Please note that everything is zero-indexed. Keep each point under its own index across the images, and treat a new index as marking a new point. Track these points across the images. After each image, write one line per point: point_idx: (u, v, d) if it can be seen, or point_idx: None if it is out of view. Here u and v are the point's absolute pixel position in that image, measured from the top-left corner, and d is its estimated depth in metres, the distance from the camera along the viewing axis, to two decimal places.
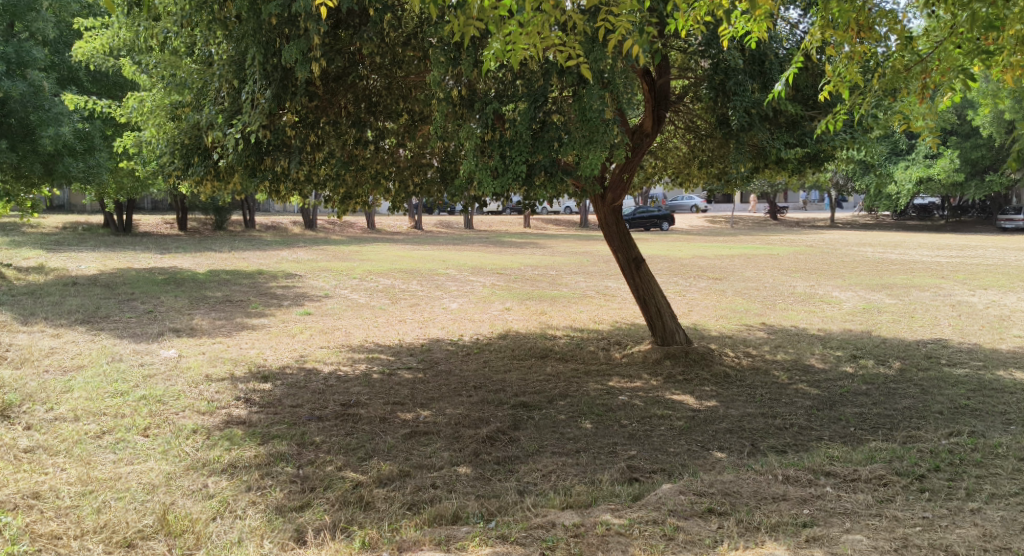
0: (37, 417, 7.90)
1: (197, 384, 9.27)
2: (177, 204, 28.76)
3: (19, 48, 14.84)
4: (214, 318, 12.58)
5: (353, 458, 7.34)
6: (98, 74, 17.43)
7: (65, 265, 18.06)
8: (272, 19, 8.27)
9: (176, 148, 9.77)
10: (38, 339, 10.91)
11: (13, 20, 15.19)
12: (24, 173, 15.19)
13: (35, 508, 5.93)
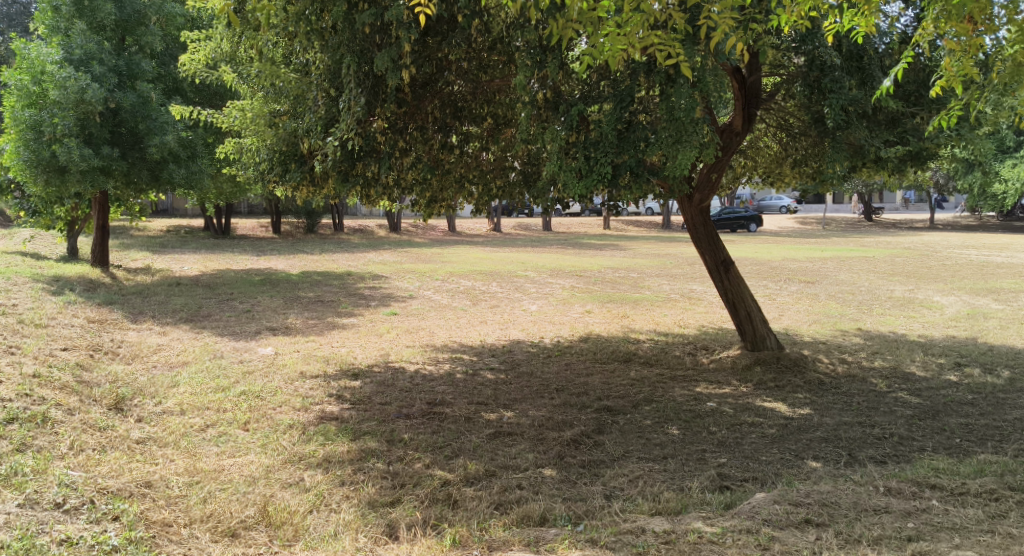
0: (148, 410, 8.30)
1: (293, 381, 9.56)
2: (271, 208, 29.75)
3: (130, 61, 15.81)
4: (307, 318, 12.94)
5: (441, 457, 7.43)
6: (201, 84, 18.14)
7: (169, 266, 18.96)
8: (365, 27, 8.61)
9: (274, 155, 10.26)
10: (146, 337, 11.45)
11: (123, 35, 16.25)
12: (132, 180, 15.92)
13: (147, 495, 6.21)
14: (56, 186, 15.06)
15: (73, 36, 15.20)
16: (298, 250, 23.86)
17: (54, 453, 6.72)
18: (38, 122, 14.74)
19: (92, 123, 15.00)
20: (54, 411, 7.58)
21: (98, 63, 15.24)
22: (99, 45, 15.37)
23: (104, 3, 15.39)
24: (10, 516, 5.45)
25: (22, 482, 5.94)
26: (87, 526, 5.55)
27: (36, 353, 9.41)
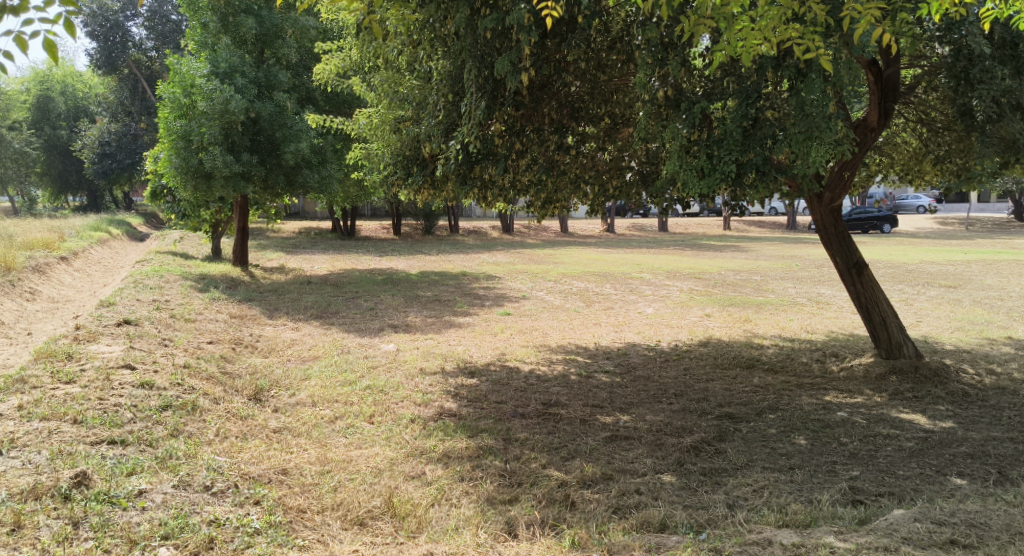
0: (283, 401, 8.75)
1: (413, 377, 9.75)
2: (392, 211, 30.57)
3: (268, 73, 16.64)
4: (426, 316, 13.19)
5: (557, 458, 7.41)
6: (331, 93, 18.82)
7: (300, 265, 19.71)
8: (487, 32, 8.77)
9: (399, 160, 10.61)
10: (281, 331, 11.98)
11: (263, 48, 17.10)
12: (270, 186, 16.72)
13: (284, 482, 6.61)
14: (203, 191, 15.93)
15: (218, 51, 16.12)
16: (417, 250, 24.39)
17: (202, 439, 7.27)
18: (187, 131, 15.62)
19: (234, 131, 15.83)
20: (202, 400, 8.17)
21: (240, 75, 16.11)
22: (241, 58, 16.24)
23: (245, 19, 16.29)
24: (166, 496, 6.02)
25: (176, 466, 6.52)
26: (233, 508, 6.09)
27: (185, 345, 10.15)
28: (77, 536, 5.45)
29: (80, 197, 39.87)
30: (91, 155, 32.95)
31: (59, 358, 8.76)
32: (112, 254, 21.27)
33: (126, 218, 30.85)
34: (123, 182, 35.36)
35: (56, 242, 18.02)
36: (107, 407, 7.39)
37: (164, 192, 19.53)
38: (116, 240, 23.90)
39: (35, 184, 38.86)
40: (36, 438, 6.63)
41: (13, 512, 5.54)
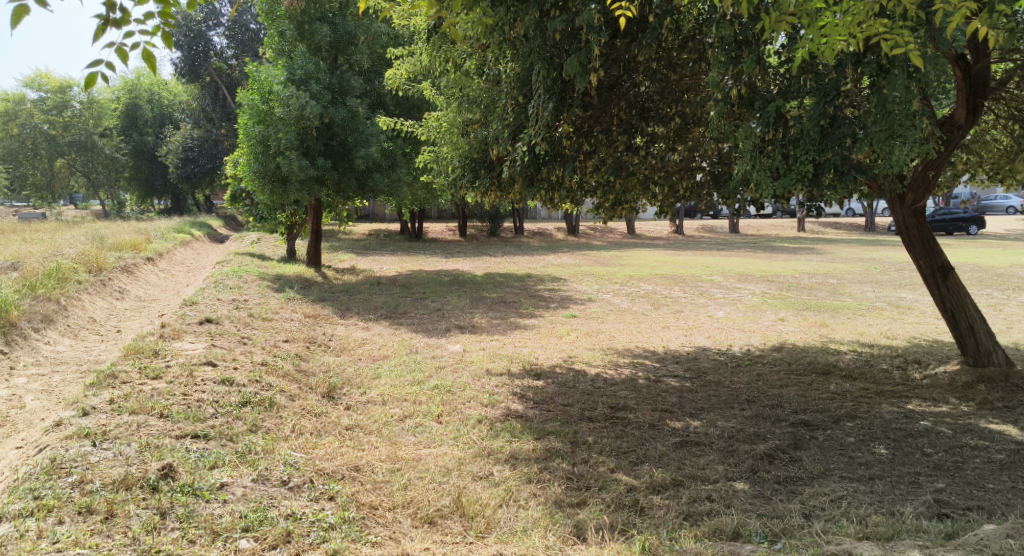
0: (355, 399, 8.93)
1: (480, 377, 9.76)
2: (458, 212, 30.73)
3: (342, 79, 16.93)
4: (492, 317, 13.22)
5: (626, 462, 7.35)
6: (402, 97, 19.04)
7: (370, 266, 19.97)
8: (556, 34, 8.73)
9: (467, 162, 10.67)
10: (352, 331, 12.17)
11: (336, 54, 17.37)
12: (342, 190, 16.90)
13: (356, 479, 6.95)
14: (280, 195, 16.35)
15: (295, 59, 16.46)
16: (483, 252, 24.47)
17: (279, 434, 7.64)
18: (265, 137, 15.96)
19: (309, 136, 16.14)
20: (278, 397, 8.52)
21: (315, 81, 16.35)
22: (316, 65, 16.56)
23: (320, 27, 16.61)
24: (245, 489, 6.40)
25: (255, 460, 6.92)
26: (309, 503, 6.41)
27: (262, 343, 10.39)
28: (165, 525, 5.81)
29: (167, 200, 40.63)
30: (174, 161, 33.03)
31: (146, 355, 9.13)
32: (193, 255, 21.90)
33: (206, 220, 31.77)
34: (205, 186, 35.56)
35: (142, 243, 18.77)
36: (190, 403, 7.78)
37: (244, 196, 20.27)
38: (196, 241, 24.55)
39: (126, 190, 39.57)
40: (125, 431, 7.01)
41: (106, 502, 5.92)
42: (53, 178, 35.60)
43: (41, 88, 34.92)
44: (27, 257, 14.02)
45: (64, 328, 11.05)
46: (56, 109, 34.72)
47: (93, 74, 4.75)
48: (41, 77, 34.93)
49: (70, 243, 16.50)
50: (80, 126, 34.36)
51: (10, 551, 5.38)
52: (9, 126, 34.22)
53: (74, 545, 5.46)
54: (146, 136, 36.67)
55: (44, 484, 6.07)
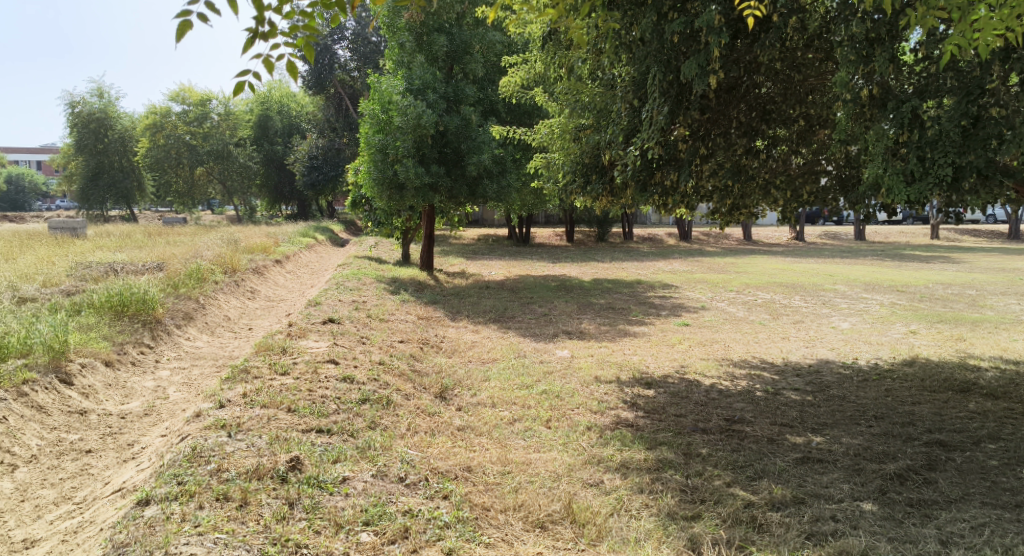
0: (465, 400, 9.01)
1: (588, 384, 9.64)
2: (567, 218, 30.62)
3: (456, 88, 17.21)
4: (600, 323, 13.06)
5: (743, 477, 7.16)
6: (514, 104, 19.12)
7: (480, 271, 20.14)
8: (674, 36, 8.59)
9: (578, 168, 10.59)
10: (462, 333, 12.29)
11: (452, 64, 17.67)
12: (455, 196, 17.10)
13: (469, 479, 7.14)
14: (396, 201, 16.81)
15: (413, 69, 16.85)
16: (591, 257, 24.27)
17: (396, 432, 7.81)
18: (384, 145, 16.48)
19: (425, 144, 16.51)
20: (394, 395, 8.65)
21: (433, 90, 16.74)
22: (433, 75, 16.92)
23: (438, 38, 17.05)
24: (365, 484, 6.71)
25: (374, 456, 7.18)
26: (424, 501, 6.68)
27: (379, 343, 10.60)
28: (292, 515, 6.21)
29: (292, 206, 41.98)
30: (300, 169, 34.40)
31: (275, 352, 9.56)
32: (316, 257, 22.67)
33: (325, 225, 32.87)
34: (329, 194, 36.68)
35: (271, 246, 19.64)
36: (315, 398, 8.11)
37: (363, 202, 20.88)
38: (319, 245, 25.39)
39: (254, 197, 41.33)
40: (257, 423, 7.45)
41: (240, 490, 6.37)
42: (194, 186, 38.10)
43: (185, 102, 36.57)
44: (168, 259, 15.02)
45: (202, 326, 11.63)
46: (197, 121, 36.56)
47: (243, 82, 5.31)
48: (184, 91, 36.64)
49: (206, 246, 17.57)
50: (218, 136, 36.04)
51: (157, 532, 5.89)
52: (156, 137, 35.53)
53: (212, 530, 5.91)
54: (276, 146, 38.56)
55: (186, 470, 6.56)
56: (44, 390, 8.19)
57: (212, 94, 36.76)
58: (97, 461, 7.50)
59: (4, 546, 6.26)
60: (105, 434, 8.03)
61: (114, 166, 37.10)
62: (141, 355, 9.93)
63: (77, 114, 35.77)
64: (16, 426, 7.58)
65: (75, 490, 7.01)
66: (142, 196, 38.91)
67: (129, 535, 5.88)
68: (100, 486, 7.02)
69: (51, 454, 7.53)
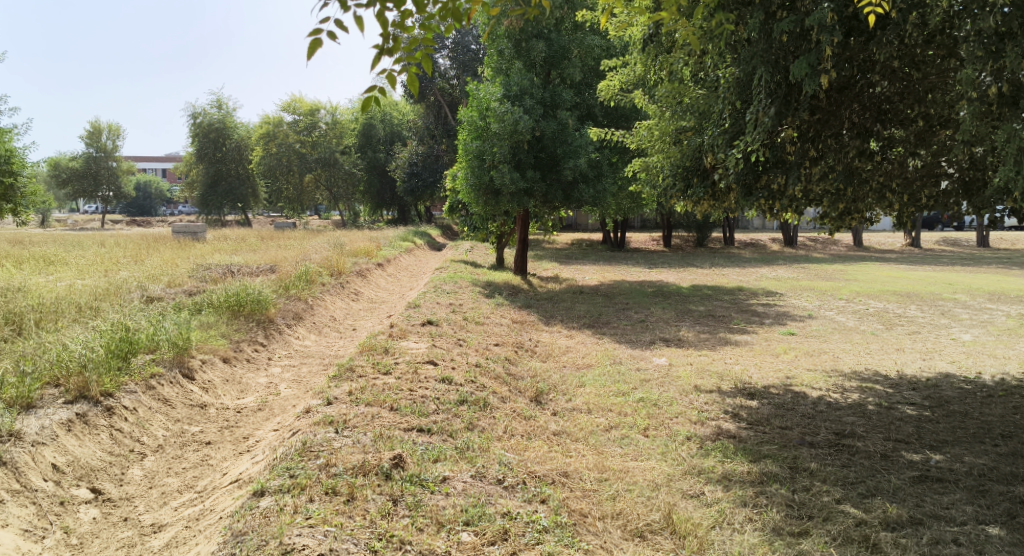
0: (561, 405, 8.95)
1: (687, 393, 9.42)
2: (664, 222, 30.14)
3: (554, 93, 17.18)
4: (700, 331, 12.77)
5: (854, 493, 6.89)
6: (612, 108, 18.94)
7: (574, 276, 20.02)
8: (783, 36, 8.31)
9: (678, 172, 10.38)
10: (557, 338, 12.23)
11: (550, 70, 17.65)
12: (549, 201, 17.07)
13: (566, 484, 7.07)
14: (492, 207, 16.93)
15: (511, 76, 16.97)
16: (690, 263, 23.79)
17: (493, 434, 7.81)
18: (481, 151, 16.64)
19: (521, 150, 16.53)
20: (491, 397, 8.66)
21: (530, 96, 16.81)
22: (531, 81, 16.96)
23: (536, 44, 17.09)
24: (465, 484, 6.74)
25: (473, 457, 7.21)
26: (523, 503, 6.66)
27: (476, 345, 10.66)
28: (396, 511, 6.30)
29: (392, 211, 42.59)
30: (402, 175, 35.41)
31: (378, 352, 9.76)
32: (415, 261, 23.05)
33: (422, 230, 33.42)
34: (426, 199, 37.26)
35: (373, 250, 20.10)
36: (416, 398, 8.19)
37: (460, 207, 21.22)
38: (417, 249, 25.87)
39: (358, 203, 42.30)
40: (362, 421, 7.58)
41: (348, 485, 6.51)
42: (302, 193, 38.94)
43: (296, 111, 38.06)
44: (279, 262, 15.56)
45: (311, 326, 11.96)
46: (307, 130, 38.18)
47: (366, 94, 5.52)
48: (296, 101, 38.11)
49: (313, 250, 18.14)
50: (325, 145, 37.86)
51: (272, 522, 6.08)
52: (270, 146, 37.37)
53: (322, 523, 6.06)
54: (378, 153, 38.69)
55: (297, 464, 6.77)
56: (169, 383, 8.56)
57: (321, 104, 38.56)
58: (216, 452, 7.79)
59: (134, 529, 6.57)
60: (223, 427, 8.35)
61: (230, 174, 38.94)
62: (255, 352, 10.28)
63: (197, 125, 37.67)
64: (144, 416, 7.95)
65: (196, 479, 7.29)
66: (256, 204, 40.37)
67: (246, 524, 6.09)
68: (219, 476, 7.27)
69: (174, 445, 7.89)
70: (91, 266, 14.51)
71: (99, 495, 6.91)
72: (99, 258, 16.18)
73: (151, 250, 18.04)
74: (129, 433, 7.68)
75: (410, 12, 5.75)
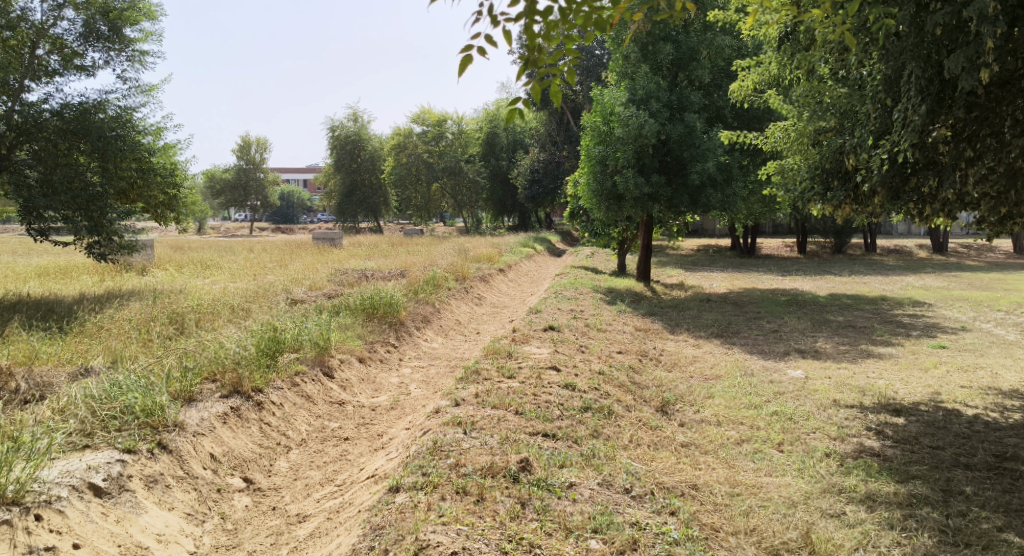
0: (689, 416, 8.67)
1: (826, 408, 8.95)
2: (799, 228, 28.99)
3: (682, 95, 16.79)
4: (839, 342, 12.14)
5: (1018, 523, 6.43)
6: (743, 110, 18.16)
7: (700, 283, 19.52)
8: (937, 30, 7.77)
9: (817, 174, 9.86)
10: (684, 347, 11.92)
11: (677, 72, 17.27)
12: (675, 206, 16.69)
13: (696, 497, 6.85)
14: (614, 212, 16.79)
15: (637, 79, 16.69)
16: (827, 270, 22.74)
17: (619, 443, 7.66)
18: (604, 156, 16.64)
19: (646, 154, 16.26)
20: (616, 405, 8.49)
21: (656, 100, 16.50)
22: (657, 84, 16.62)
23: (663, 46, 16.77)
24: (592, 491, 6.63)
25: (600, 464, 7.08)
26: (651, 514, 6.48)
27: (599, 352, 10.51)
28: (524, 515, 6.28)
29: (513, 219, 42.45)
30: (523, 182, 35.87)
31: (502, 356, 9.78)
32: (536, 267, 23.05)
33: (546, 236, 33.52)
34: (549, 205, 37.34)
35: (496, 256, 20.31)
36: (541, 403, 8.14)
37: (581, 212, 21.12)
38: (540, 255, 25.98)
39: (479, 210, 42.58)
40: (490, 423, 7.60)
41: (477, 485, 6.53)
42: (430, 201, 40.37)
43: (425, 122, 39.18)
44: (409, 267, 15.89)
45: (438, 329, 12.14)
46: (434, 140, 39.24)
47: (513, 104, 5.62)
48: (424, 111, 39.18)
49: (441, 255, 18.46)
50: (451, 154, 38.48)
51: (408, 518, 6.19)
52: (400, 156, 38.87)
53: (455, 521, 6.11)
54: (501, 161, 38.64)
55: (430, 463, 6.84)
56: (311, 381, 8.86)
57: (448, 115, 39.29)
58: (353, 448, 7.99)
59: (281, 518, 6.83)
60: (359, 424, 8.56)
61: (365, 184, 40.41)
62: (387, 353, 10.52)
63: (337, 137, 39.17)
64: (289, 411, 8.27)
65: (336, 473, 7.50)
66: (387, 211, 41.51)
67: (384, 519, 6.23)
68: (356, 471, 7.45)
69: (315, 439, 8.15)
70: (241, 270, 15.24)
71: (250, 485, 7.24)
72: (247, 262, 17.03)
73: (293, 255, 18.79)
74: (276, 427, 7.99)
75: (554, 21, 5.73)
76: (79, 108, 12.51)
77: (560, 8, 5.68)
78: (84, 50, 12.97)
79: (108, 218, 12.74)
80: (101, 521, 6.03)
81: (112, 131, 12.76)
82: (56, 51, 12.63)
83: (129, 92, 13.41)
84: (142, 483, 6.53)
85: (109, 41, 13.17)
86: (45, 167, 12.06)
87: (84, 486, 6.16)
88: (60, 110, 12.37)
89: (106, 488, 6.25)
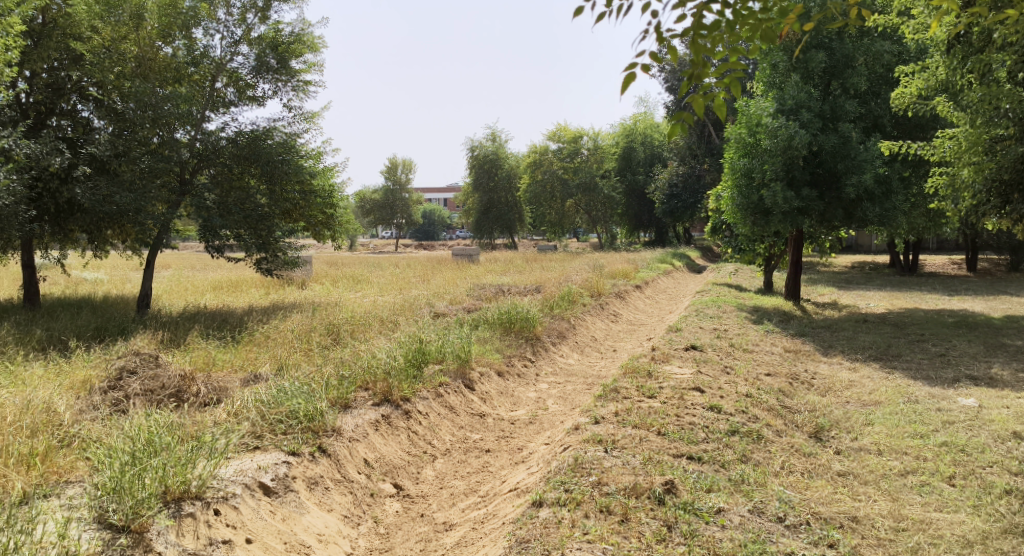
0: (845, 444, 8.11)
1: (1005, 441, 8.18)
2: (968, 244, 26.92)
3: (835, 104, 15.88)
4: (1017, 369, 11.12)
5: None
6: (903, 119, 17.05)
7: (856, 302, 18.45)
8: None
9: (992, 186, 9.26)
10: (839, 371, 11.26)
11: (830, 80, 16.38)
12: (828, 221, 15.86)
13: (857, 530, 6.41)
14: (761, 227, 16.22)
15: (787, 89, 15.98)
16: (1001, 290, 20.95)
17: (769, 469, 7.27)
18: (750, 169, 16.27)
19: (797, 166, 15.60)
20: (766, 430, 8.08)
21: (807, 109, 15.67)
22: (809, 93, 15.80)
23: (816, 54, 15.98)
24: (743, 518, 6.34)
25: (750, 490, 6.74)
26: (808, 546, 6.16)
27: (745, 375, 10.07)
28: (672, 538, 6.11)
29: (650, 235, 41.62)
30: (661, 197, 35.06)
31: (642, 375, 9.55)
32: (675, 284, 22.57)
33: (687, 252, 32.82)
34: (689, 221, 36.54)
35: (632, 272, 20.03)
36: (684, 424, 7.88)
37: (723, 228, 20.49)
38: (678, 271, 25.44)
39: (615, 226, 42.14)
40: (631, 442, 7.41)
41: (622, 505, 6.40)
42: (565, 217, 40.42)
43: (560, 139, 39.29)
44: (547, 283, 15.91)
45: (573, 344, 12.02)
46: (570, 156, 39.40)
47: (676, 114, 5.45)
48: (561, 128, 39.29)
49: (579, 271, 18.42)
50: (586, 170, 38.37)
51: (553, 534, 6.16)
52: (535, 173, 39.24)
53: (601, 540, 6.05)
54: (637, 176, 38.45)
55: (572, 479, 6.75)
56: (454, 392, 8.96)
57: (584, 131, 39.33)
58: (495, 460, 7.99)
59: (429, 525, 6.90)
60: (500, 437, 8.57)
61: (501, 202, 40.64)
62: (524, 367, 10.50)
63: (475, 157, 39.93)
64: (435, 421, 8.37)
65: (479, 484, 7.51)
66: (522, 227, 42.04)
67: (529, 532, 6.20)
68: (499, 483, 7.43)
69: (459, 449, 8.20)
70: (390, 284, 15.70)
71: (400, 490, 7.37)
72: (394, 277, 17.53)
73: (436, 270, 19.22)
74: (423, 435, 8.11)
75: (720, 33, 5.56)
76: (251, 135, 13.20)
77: (728, 21, 5.51)
78: (255, 81, 13.76)
79: (273, 235, 13.49)
80: (269, 518, 6.32)
81: (280, 155, 13.29)
82: (232, 83, 13.44)
83: (294, 119, 14.12)
84: (305, 484, 6.77)
85: (277, 72, 13.88)
86: (221, 191, 13.07)
87: (255, 484, 6.46)
88: (235, 137, 13.13)
89: (273, 487, 6.53)
